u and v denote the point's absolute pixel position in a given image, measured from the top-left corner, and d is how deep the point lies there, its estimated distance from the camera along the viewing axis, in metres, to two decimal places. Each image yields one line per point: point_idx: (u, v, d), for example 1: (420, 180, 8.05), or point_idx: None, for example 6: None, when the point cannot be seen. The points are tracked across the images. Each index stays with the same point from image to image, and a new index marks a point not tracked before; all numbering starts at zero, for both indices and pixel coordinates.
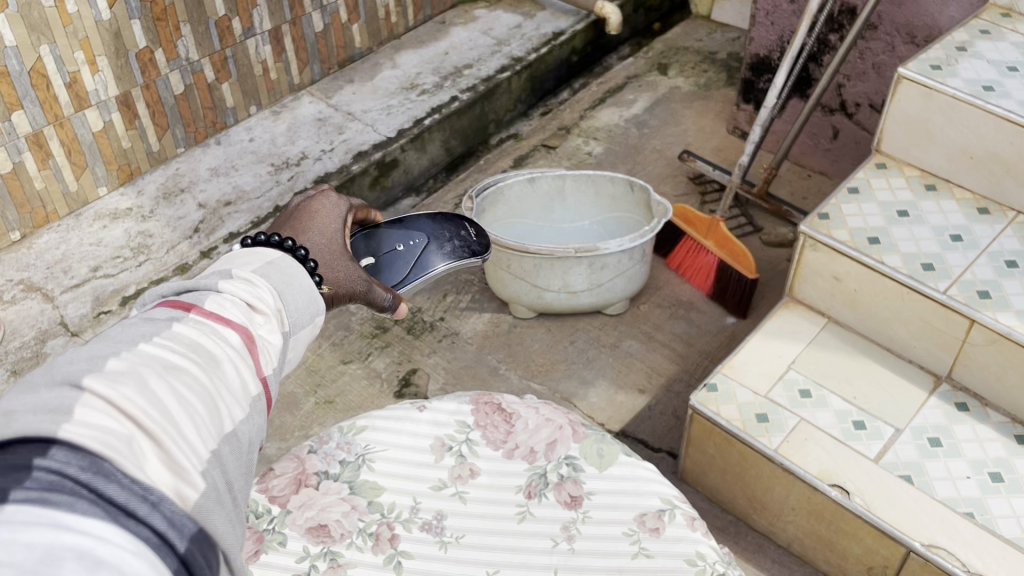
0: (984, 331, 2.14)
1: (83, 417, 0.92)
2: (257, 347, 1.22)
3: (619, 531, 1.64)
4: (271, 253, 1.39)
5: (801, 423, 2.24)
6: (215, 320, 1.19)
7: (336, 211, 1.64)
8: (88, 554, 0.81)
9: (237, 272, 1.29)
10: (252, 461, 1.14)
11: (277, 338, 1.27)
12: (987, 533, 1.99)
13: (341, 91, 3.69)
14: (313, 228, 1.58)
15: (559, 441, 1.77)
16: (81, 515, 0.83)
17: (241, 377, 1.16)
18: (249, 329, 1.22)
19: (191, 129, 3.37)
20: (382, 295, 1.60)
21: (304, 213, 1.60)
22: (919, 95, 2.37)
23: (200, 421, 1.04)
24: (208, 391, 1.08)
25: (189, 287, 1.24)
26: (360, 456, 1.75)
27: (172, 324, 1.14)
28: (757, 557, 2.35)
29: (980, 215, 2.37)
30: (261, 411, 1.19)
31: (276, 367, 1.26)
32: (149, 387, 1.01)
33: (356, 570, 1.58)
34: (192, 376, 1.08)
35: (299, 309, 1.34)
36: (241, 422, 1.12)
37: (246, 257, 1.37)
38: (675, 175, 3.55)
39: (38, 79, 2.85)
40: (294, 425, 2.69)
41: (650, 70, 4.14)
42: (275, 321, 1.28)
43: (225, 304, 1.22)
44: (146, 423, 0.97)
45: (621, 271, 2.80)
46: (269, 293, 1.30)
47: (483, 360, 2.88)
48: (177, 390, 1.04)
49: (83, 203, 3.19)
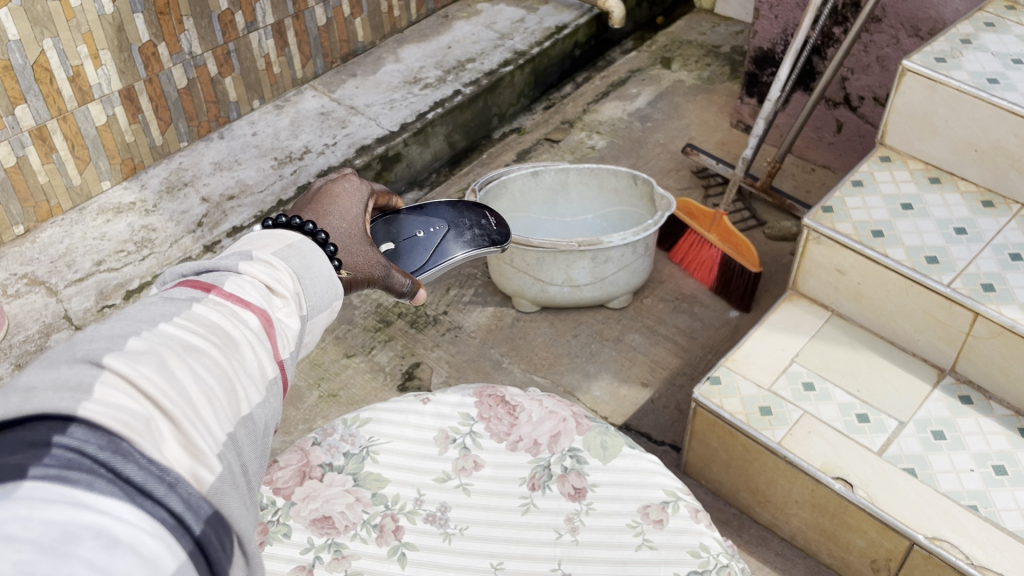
0: (988, 323, 2.14)
1: (102, 395, 0.92)
2: (275, 330, 1.23)
3: (623, 523, 1.64)
4: (292, 236, 1.39)
5: (804, 416, 2.24)
6: (234, 301, 1.19)
7: (356, 198, 1.65)
8: (105, 533, 0.81)
9: (257, 253, 1.30)
10: (267, 444, 1.14)
11: (295, 322, 1.27)
12: (991, 526, 1.99)
13: (344, 85, 3.69)
14: (334, 213, 1.58)
15: (563, 433, 1.77)
16: (100, 495, 0.84)
17: (259, 360, 1.16)
18: (267, 312, 1.23)
19: (194, 123, 3.37)
20: (399, 282, 1.62)
21: (324, 198, 1.60)
22: (923, 87, 2.37)
23: (217, 404, 1.05)
24: (227, 373, 1.09)
25: (208, 267, 1.25)
26: (364, 448, 1.75)
27: (192, 303, 1.15)
28: (760, 551, 2.35)
29: (985, 207, 2.37)
30: (277, 395, 1.19)
31: (293, 350, 1.26)
32: (168, 368, 1.01)
33: (361, 561, 1.58)
34: (211, 358, 1.08)
35: (317, 292, 1.34)
36: (258, 406, 1.12)
37: (266, 239, 1.37)
38: (679, 168, 3.54)
39: (41, 73, 2.85)
40: (298, 419, 2.70)
41: (654, 64, 4.12)
42: (294, 305, 1.29)
43: (244, 286, 1.22)
44: (166, 404, 0.97)
45: (625, 264, 2.80)
46: (288, 277, 1.30)
47: (487, 354, 2.88)
48: (195, 372, 1.04)
49: (86, 197, 3.20)
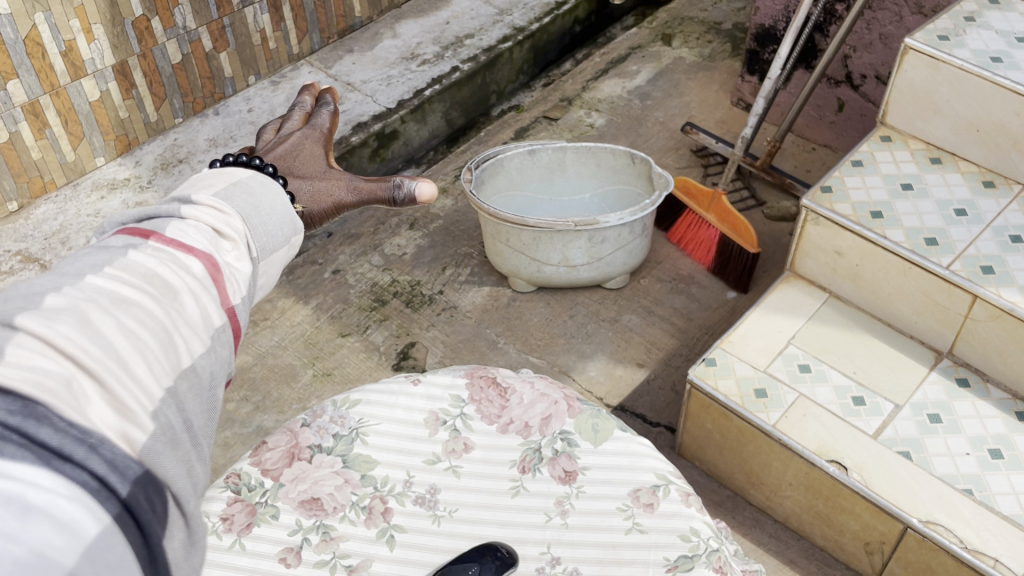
0: (986, 306, 2.12)
1: (15, 357, 0.87)
2: (223, 275, 1.19)
3: (613, 506, 1.63)
4: (241, 173, 1.35)
5: (799, 398, 2.23)
6: (175, 248, 1.16)
7: (317, 135, 1.60)
8: (17, 500, 0.78)
9: (199, 198, 1.25)
10: (216, 394, 1.09)
11: (245, 266, 1.25)
12: (985, 509, 1.98)
13: (341, 61, 3.64)
14: (289, 154, 1.55)
15: (554, 416, 1.75)
16: (10, 460, 0.79)
17: (201, 308, 1.12)
18: (213, 257, 1.19)
19: (189, 98, 3.33)
20: (382, 187, 1.55)
21: (278, 142, 1.59)
22: (925, 66, 2.33)
23: (151, 358, 0.99)
24: (162, 325, 1.03)
25: (150, 215, 1.22)
26: (353, 429, 1.73)
27: (126, 252, 1.11)
28: (754, 532, 2.35)
29: (985, 188, 2.34)
30: (227, 344, 1.14)
31: (244, 295, 1.23)
32: (92, 325, 0.96)
33: (377, 565, 1.56)
34: (143, 311, 1.03)
35: (268, 230, 1.30)
36: (200, 356, 1.07)
37: (210, 179, 1.32)
38: (678, 147, 3.51)
39: (33, 47, 2.82)
40: (292, 398, 2.69)
41: (655, 40, 4.06)
42: (244, 249, 1.26)
43: (187, 231, 1.19)
44: (87, 362, 0.92)
45: (621, 245, 2.77)
46: (236, 220, 1.27)
47: (482, 334, 2.87)
48: (124, 326, 0.99)
49: (81, 173, 3.17)
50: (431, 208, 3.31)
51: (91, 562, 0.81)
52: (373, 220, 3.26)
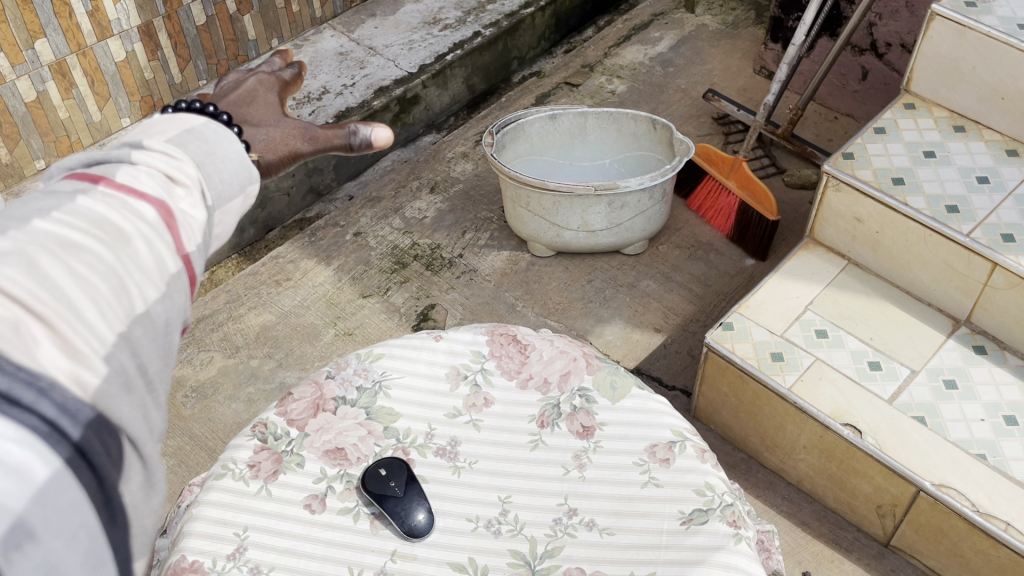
0: (1005, 274, 2.12)
1: None
2: (178, 223, 0.99)
3: (629, 460, 1.66)
4: (194, 118, 1.10)
5: (816, 362, 2.25)
6: (126, 193, 0.95)
7: (273, 79, 1.28)
8: None
9: (150, 142, 1.02)
10: (173, 343, 0.94)
11: (201, 214, 1.02)
12: (998, 474, 2.00)
13: (364, 25, 3.65)
14: (241, 99, 1.22)
15: (573, 372, 1.78)
16: None
17: (157, 255, 0.93)
18: (167, 204, 0.98)
19: (213, 61, 3.35)
20: (338, 135, 1.21)
21: (228, 87, 1.26)
22: (951, 32, 2.31)
23: (102, 303, 0.85)
24: (114, 270, 0.87)
25: (100, 158, 0.99)
26: (377, 382, 1.77)
27: (75, 197, 0.91)
28: (767, 494, 2.38)
29: (1009, 157, 2.34)
30: (183, 292, 0.96)
31: (202, 246, 1.01)
32: (39, 269, 0.81)
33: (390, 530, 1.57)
34: (93, 255, 0.87)
35: (224, 179, 1.06)
36: (156, 302, 0.91)
37: (161, 125, 1.08)
38: (700, 115, 3.50)
39: (60, 6, 2.85)
40: (314, 355, 2.74)
41: (678, 7, 4.02)
42: (199, 196, 1.03)
43: (139, 175, 0.98)
44: (35, 305, 0.79)
45: (640, 211, 2.79)
46: (190, 165, 1.04)
47: (502, 297, 2.90)
48: (74, 271, 0.84)
49: (107, 133, 3.21)
50: (450, 172, 3.33)
51: (42, 506, 0.75)
52: (394, 184, 3.29)
